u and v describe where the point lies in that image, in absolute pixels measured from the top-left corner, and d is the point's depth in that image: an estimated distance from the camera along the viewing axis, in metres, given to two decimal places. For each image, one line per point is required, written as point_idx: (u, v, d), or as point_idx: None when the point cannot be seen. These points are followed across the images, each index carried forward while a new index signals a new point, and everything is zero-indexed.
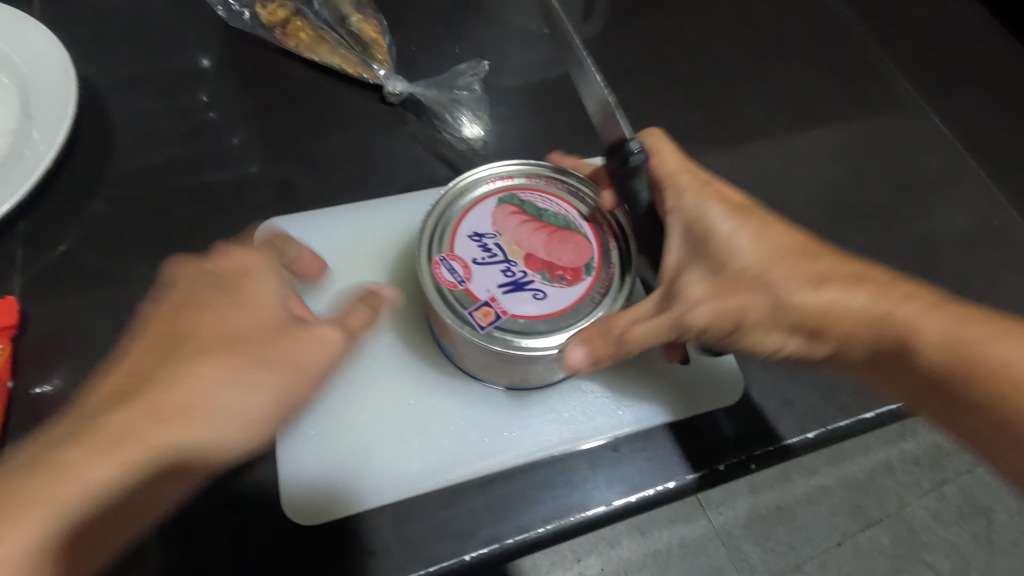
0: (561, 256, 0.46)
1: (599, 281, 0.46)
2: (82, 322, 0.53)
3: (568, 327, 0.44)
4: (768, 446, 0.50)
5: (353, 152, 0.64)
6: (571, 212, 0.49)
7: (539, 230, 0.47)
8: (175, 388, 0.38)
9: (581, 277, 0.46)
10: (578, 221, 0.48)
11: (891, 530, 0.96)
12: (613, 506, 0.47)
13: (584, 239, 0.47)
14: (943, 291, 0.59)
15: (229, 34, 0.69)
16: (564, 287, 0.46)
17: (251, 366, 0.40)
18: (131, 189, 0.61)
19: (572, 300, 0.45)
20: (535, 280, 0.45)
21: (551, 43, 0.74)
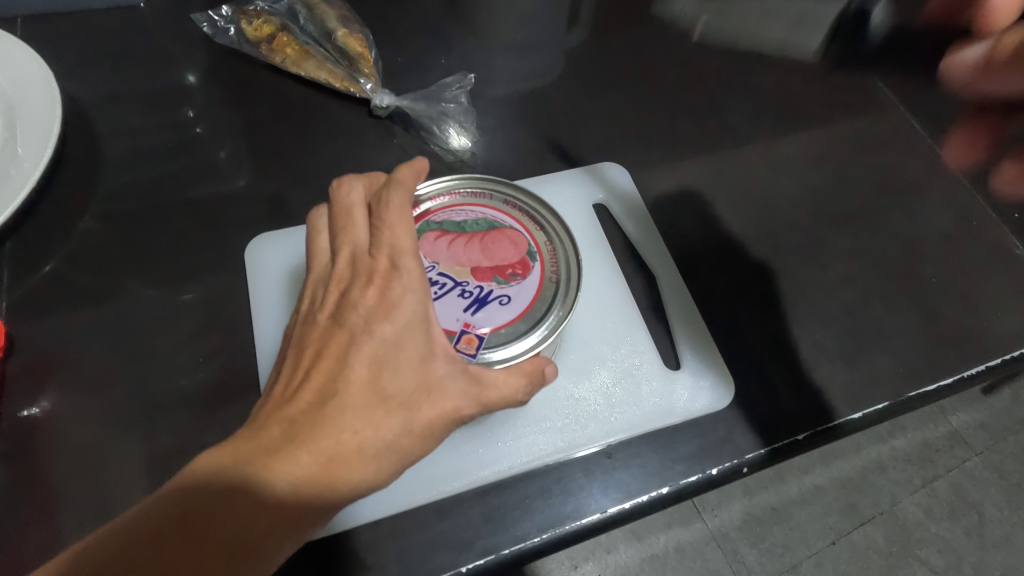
0: (501, 256, 0.44)
1: (547, 261, 0.44)
2: (71, 342, 0.53)
3: (545, 316, 0.42)
4: (761, 451, 0.50)
5: (341, 165, 0.64)
6: (477, 215, 0.45)
7: (467, 243, 0.44)
8: (318, 441, 0.32)
9: (528, 265, 0.44)
10: (491, 218, 0.45)
11: (870, 522, 1.08)
12: (608, 513, 0.47)
13: (511, 230, 0.45)
14: (927, 289, 0.60)
15: (214, 50, 0.70)
16: (522, 281, 0.43)
17: (364, 406, 0.33)
18: (118, 208, 0.60)
19: (536, 289, 0.43)
20: (492, 288, 0.42)
21: (537, 53, 0.75)
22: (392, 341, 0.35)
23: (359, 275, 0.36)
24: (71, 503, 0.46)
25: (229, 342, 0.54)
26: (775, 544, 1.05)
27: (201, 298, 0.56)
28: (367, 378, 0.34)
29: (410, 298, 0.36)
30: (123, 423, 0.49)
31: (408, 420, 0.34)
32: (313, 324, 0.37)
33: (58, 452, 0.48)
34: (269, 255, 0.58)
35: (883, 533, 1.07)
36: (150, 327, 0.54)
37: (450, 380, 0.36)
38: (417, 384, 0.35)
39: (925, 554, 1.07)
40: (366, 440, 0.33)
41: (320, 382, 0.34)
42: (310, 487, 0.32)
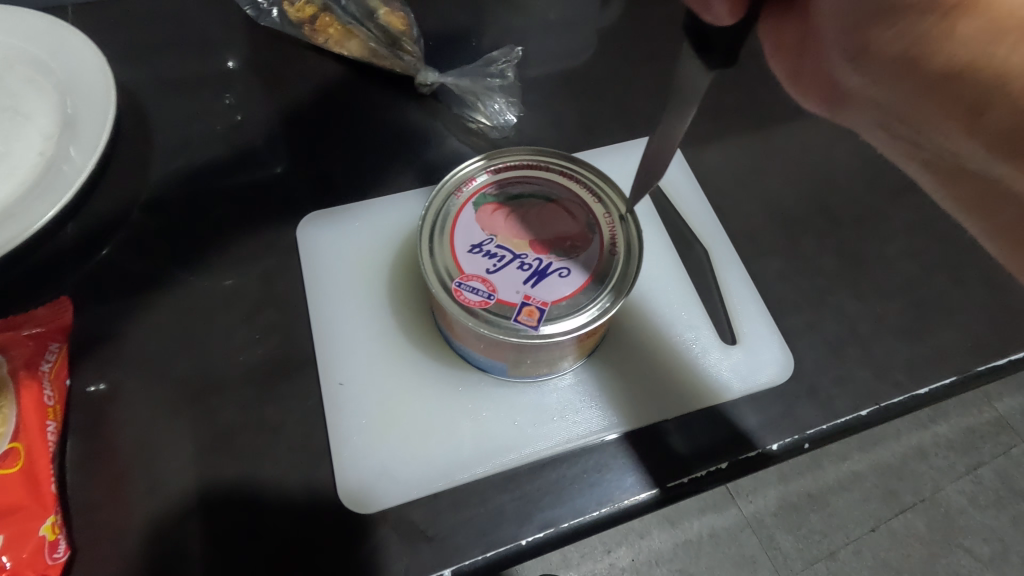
0: (560, 229, 0.43)
1: (607, 233, 0.43)
2: (130, 319, 0.54)
3: (606, 288, 0.41)
4: (823, 428, 0.49)
5: (387, 145, 0.64)
6: (537, 186, 0.45)
7: (527, 216, 0.44)
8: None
9: (588, 238, 0.43)
10: (552, 190, 0.45)
11: (911, 510, 0.97)
12: (668, 487, 0.46)
13: (572, 204, 0.45)
14: (993, 263, 0.58)
15: (257, 33, 0.70)
16: (580, 254, 0.43)
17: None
18: (173, 188, 0.61)
19: (595, 262, 0.42)
20: (551, 261, 0.42)
21: (576, 29, 0.74)
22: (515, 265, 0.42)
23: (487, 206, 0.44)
24: (140, 475, 0.47)
25: (284, 318, 0.54)
26: (812, 530, 0.95)
27: (254, 275, 0.56)
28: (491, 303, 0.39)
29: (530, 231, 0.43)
30: (186, 397, 0.50)
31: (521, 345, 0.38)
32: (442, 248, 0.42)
33: (125, 426, 0.49)
34: (321, 234, 0.59)
35: (925, 521, 0.98)
36: (206, 303, 0.55)
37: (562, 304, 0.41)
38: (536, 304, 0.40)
39: (969, 543, 0.99)
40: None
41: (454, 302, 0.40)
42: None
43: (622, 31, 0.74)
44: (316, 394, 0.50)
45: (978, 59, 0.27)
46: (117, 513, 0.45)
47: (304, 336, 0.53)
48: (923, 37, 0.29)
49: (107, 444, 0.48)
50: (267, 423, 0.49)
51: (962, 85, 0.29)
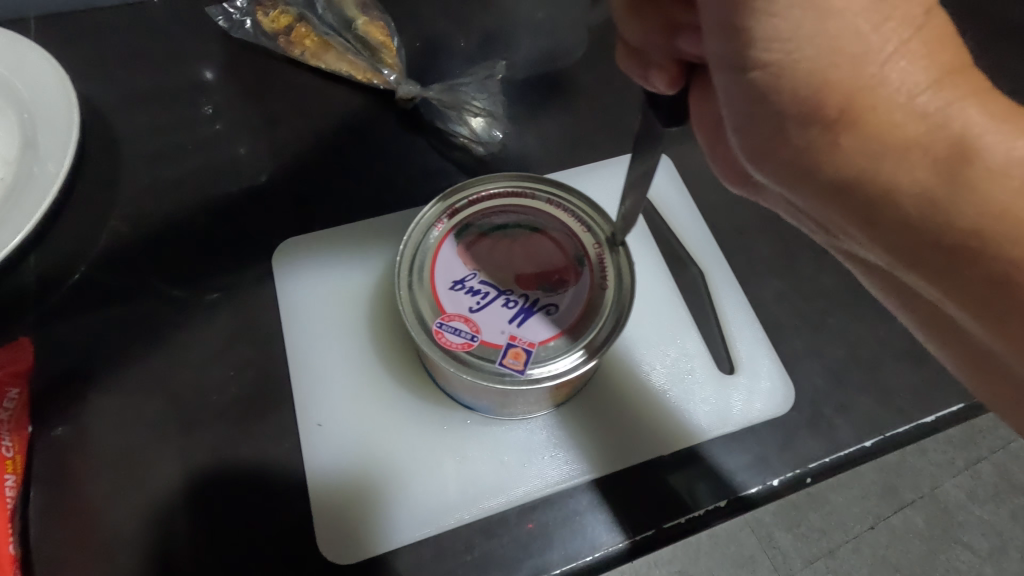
0: (547, 262, 0.41)
1: (597, 266, 0.41)
2: (99, 354, 0.52)
3: (596, 326, 0.39)
4: (825, 461, 0.47)
5: (370, 164, 0.62)
6: (522, 215, 0.43)
7: (512, 248, 0.42)
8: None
9: (577, 272, 0.41)
10: (538, 218, 0.43)
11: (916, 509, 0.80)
12: (663, 528, 0.45)
13: (560, 233, 0.42)
14: None
15: (230, 44, 0.67)
16: (568, 289, 0.41)
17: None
18: (142, 211, 0.59)
19: (584, 298, 0.40)
20: (537, 298, 0.40)
21: (564, 33, 0.71)
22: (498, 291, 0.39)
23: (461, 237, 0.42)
24: (114, 523, 0.45)
25: (263, 353, 0.52)
26: None
27: (230, 306, 0.54)
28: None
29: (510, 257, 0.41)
30: (159, 438, 0.48)
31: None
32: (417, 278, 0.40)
33: (94, 470, 0.47)
34: (301, 261, 0.57)
35: (923, 516, 0.76)
36: (179, 336, 0.53)
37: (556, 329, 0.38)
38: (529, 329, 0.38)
39: (969, 538, 0.80)
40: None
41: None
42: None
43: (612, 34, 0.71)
44: (298, 434, 0.49)
45: (870, 173, 0.27)
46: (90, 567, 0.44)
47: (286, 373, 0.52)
48: (815, 146, 0.28)
49: (75, 491, 0.46)
50: (247, 467, 0.47)
51: (857, 199, 0.29)
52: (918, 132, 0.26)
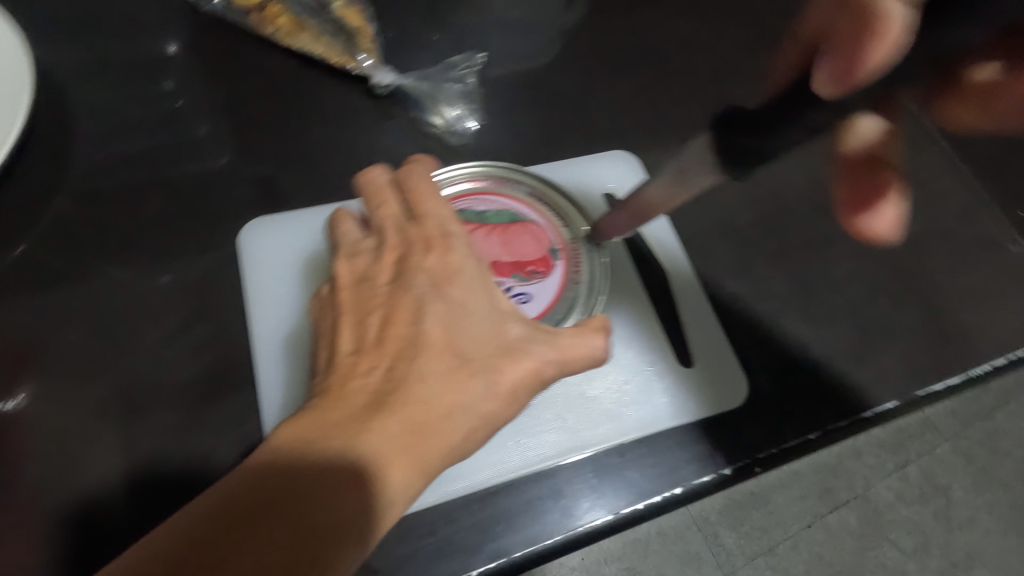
0: (523, 252, 0.44)
1: (568, 259, 0.45)
2: (48, 329, 0.51)
3: (567, 317, 0.42)
4: (773, 450, 0.50)
5: (340, 150, 0.61)
6: (505, 204, 0.46)
7: (490, 234, 0.45)
8: (403, 394, 0.33)
9: (550, 262, 0.44)
10: (518, 210, 0.46)
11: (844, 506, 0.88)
12: (619, 514, 0.46)
13: (536, 226, 0.46)
14: (933, 290, 0.60)
15: (198, 19, 0.66)
16: (542, 280, 0.44)
17: (444, 368, 0.34)
18: (97, 186, 0.58)
19: (556, 289, 0.43)
20: (512, 285, 0.43)
21: (540, 31, 0.72)
22: (458, 305, 0.37)
23: (414, 246, 0.39)
24: (58, 501, 0.45)
25: (219, 336, 0.52)
26: (753, 527, 0.89)
27: (189, 285, 0.54)
28: (442, 342, 0.35)
29: (469, 264, 0.38)
30: (109, 415, 0.48)
31: (489, 382, 0.35)
32: (370, 292, 0.39)
33: (39, 445, 0.47)
34: (262, 243, 0.56)
35: (855, 515, 0.89)
36: (134, 314, 0.52)
37: (527, 340, 0.36)
38: (496, 345, 0.36)
39: (896, 535, 0.92)
40: (448, 401, 0.34)
41: (397, 346, 0.35)
42: (408, 430, 0.32)
43: (586, 36, 0.73)
44: (260, 419, 0.49)
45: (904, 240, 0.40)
46: (31, 545, 0.43)
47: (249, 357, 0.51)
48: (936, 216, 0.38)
49: (17, 465, 0.46)
50: (199, 452, 0.47)
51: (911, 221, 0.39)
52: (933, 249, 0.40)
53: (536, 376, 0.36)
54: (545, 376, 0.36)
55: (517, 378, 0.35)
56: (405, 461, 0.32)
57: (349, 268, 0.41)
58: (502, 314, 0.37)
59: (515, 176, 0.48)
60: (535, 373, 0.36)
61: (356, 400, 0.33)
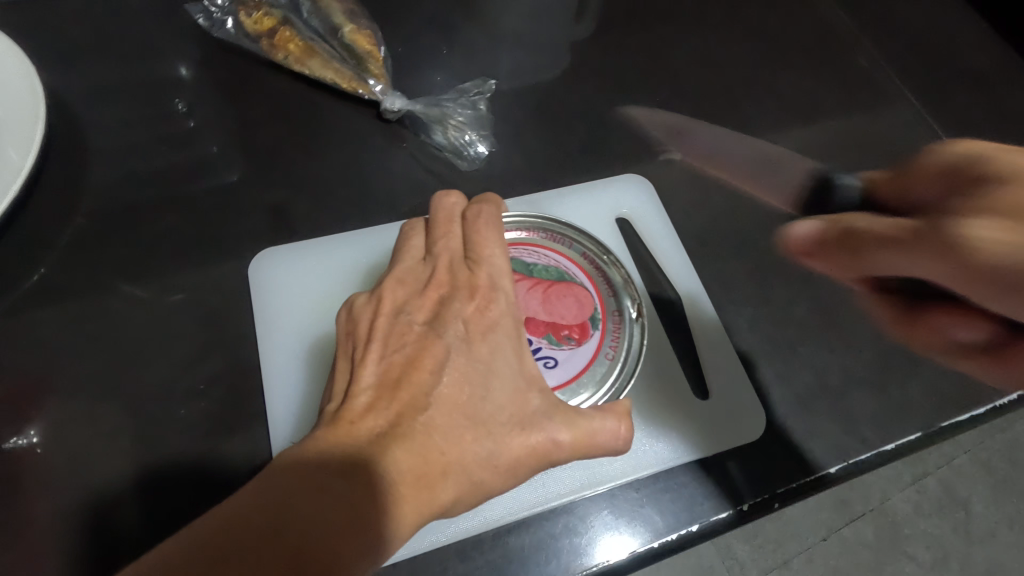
0: (562, 314, 0.45)
1: (608, 332, 0.45)
2: (62, 359, 0.52)
3: (592, 391, 0.43)
4: (793, 486, 0.49)
5: (352, 174, 0.61)
6: (558, 260, 0.48)
7: (533, 290, 0.45)
8: (412, 448, 0.32)
9: (587, 331, 0.45)
10: (569, 268, 0.48)
11: (861, 519, 0.86)
12: (637, 552, 0.46)
13: (583, 290, 0.47)
14: None
15: (210, 44, 0.66)
16: (574, 346, 0.44)
17: (454, 427, 0.34)
18: (108, 215, 0.58)
19: (586, 360, 0.44)
20: (543, 347, 0.44)
21: (550, 50, 0.72)
22: (482, 363, 0.36)
23: (460, 290, 0.38)
24: (72, 536, 0.46)
25: (232, 367, 0.53)
26: (768, 539, 0.85)
27: (201, 315, 0.54)
28: (458, 400, 0.34)
29: (506, 322, 0.37)
30: (123, 447, 0.49)
31: (494, 451, 0.34)
32: (403, 327, 0.37)
33: (52, 478, 0.48)
34: (284, 273, 0.56)
35: (873, 529, 0.86)
36: (148, 344, 0.53)
37: (544, 416, 0.36)
38: (512, 414, 0.35)
39: (913, 549, 0.87)
40: (453, 463, 0.33)
41: (413, 395, 0.34)
42: (410, 491, 0.31)
43: (597, 54, 0.72)
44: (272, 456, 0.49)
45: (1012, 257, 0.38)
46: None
47: (262, 386, 0.52)
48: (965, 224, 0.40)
49: (32, 497, 0.47)
50: (210, 484, 0.48)
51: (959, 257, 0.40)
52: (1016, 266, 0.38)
53: (543, 454, 0.35)
54: (554, 457, 0.36)
55: (524, 455, 0.35)
56: (405, 525, 0.31)
57: (389, 294, 0.39)
58: (527, 381, 0.36)
59: (572, 235, 0.49)
60: (544, 451, 0.35)
61: (362, 443, 0.32)
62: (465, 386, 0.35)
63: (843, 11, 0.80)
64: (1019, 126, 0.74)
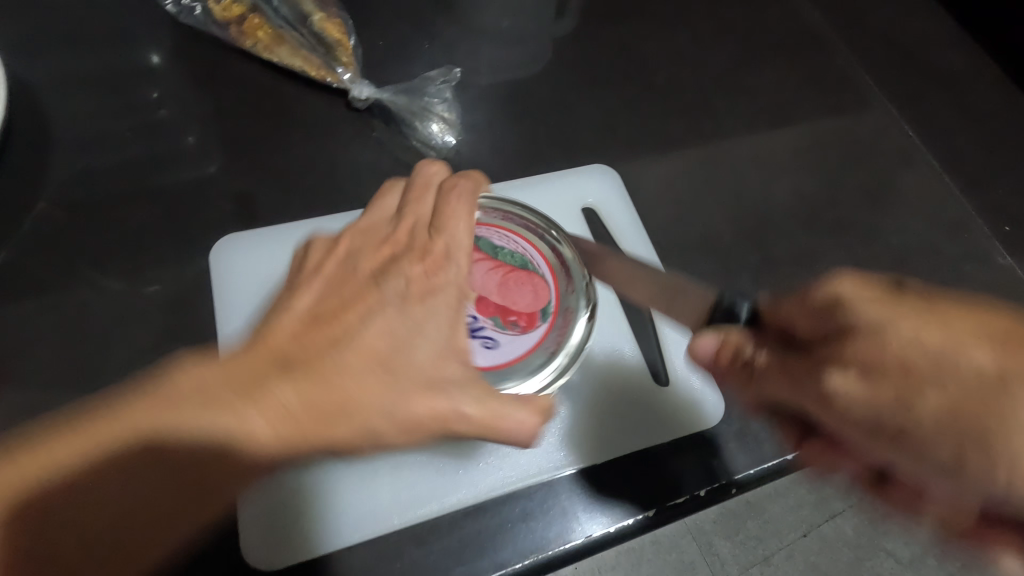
0: (515, 300, 0.45)
1: (557, 323, 0.46)
2: (19, 344, 0.52)
3: (525, 377, 0.43)
4: (749, 473, 0.50)
5: (319, 163, 0.61)
6: (528, 249, 0.48)
7: (493, 271, 0.46)
8: (314, 390, 0.33)
9: (537, 321, 0.45)
10: (537, 259, 0.48)
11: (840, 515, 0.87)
12: (592, 537, 0.46)
13: (542, 281, 0.47)
14: None
15: (180, 30, 0.66)
16: (518, 332, 0.45)
17: (375, 378, 0.34)
18: (70, 200, 0.58)
19: (527, 346, 0.44)
20: (488, 327, 0.44)
21: (524, 42, 0.72)
22: (413, 321, 0.37)
23: (413, 252, 0.40)
24: None
25: (191, 354, 0.52)
26: (749, 536, 0.85)
27: (162, 301, 0.54)
28: (384, 352, 0.35)
29: (450, 290, 0.38)
30: None
31: (414, 406, 0.34)
32: (355, 280, 0.38)
33: None
34: (250, 263, 0.56)
35: (852, 524, 0.87)
36: (108, 329, 0.53)
37: (489, 390, 0.36)
38: (432, 373, 0.36)
39: (890, 545, 0.88)
40: (370, 413, 0.34)
41: (336, 338, 0.35)
42: (308, 426, 0.32)
43: (570, 48, 0.73)
44: None
45: (911, 363, 0.29)
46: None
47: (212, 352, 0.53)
48: (885, 354, 0.30)
49: None
50: None
51: (884, 379, 0.30)
52: (951, 368, 0.29)
53: (491, 423, 0.36)
54: (503, 427, 0.36)
55: (467, 429, 0.35)
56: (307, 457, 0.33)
57: (344, 246, 0.40)
58: (451, 344, 0.37)
59: (547, 225, 0.49)
60: (490, 420, 0.36)
61: (277, 388, 0.33)
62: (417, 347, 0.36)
63: (817, 10, 0.81)
64: (984, 125, 0.75)
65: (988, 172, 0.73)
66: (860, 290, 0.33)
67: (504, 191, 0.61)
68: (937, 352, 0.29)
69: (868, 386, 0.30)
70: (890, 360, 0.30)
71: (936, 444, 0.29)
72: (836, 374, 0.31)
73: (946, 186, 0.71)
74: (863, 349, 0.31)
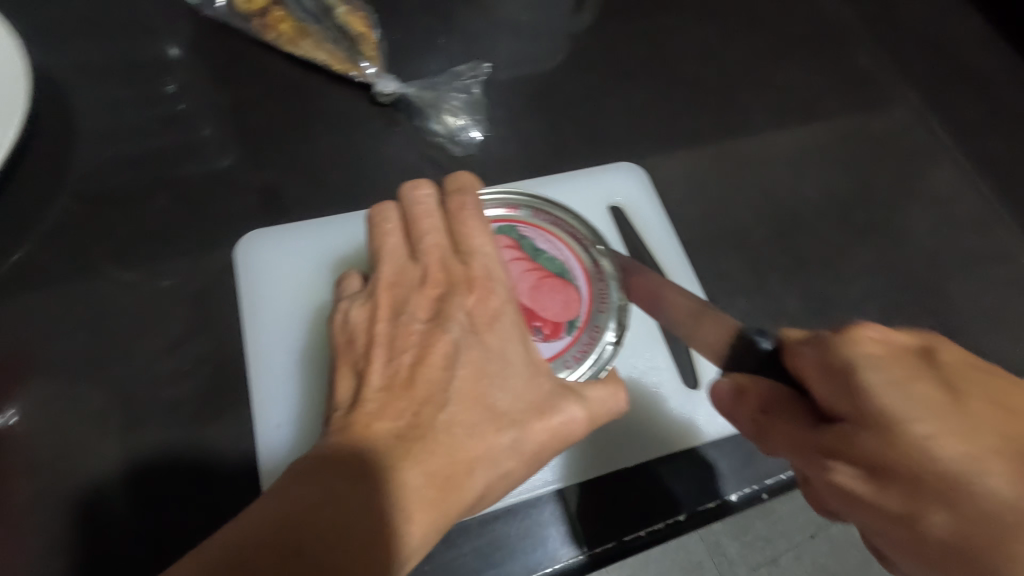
0: (544, 305, 0.45)
1: (581, 339, 0.44)
2: (42, 339, 0.51)
3: None
4: (782, 478, 0.49)
5: (343, 157, 0.60)
6: (570, 256, 0.47)
7: (529, 272, 0.46)
8: (434, 450, 0.30)
9: (561, 331, 0.44)
10: (576, 268, 0.47)
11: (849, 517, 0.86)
12: (624, 541, 0.46)
13: (576, 291, 0.46)
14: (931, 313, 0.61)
15: (201, 22, 0.65)
16: (540, 339, 0.44)
17: (474, 424, 0.32)
18: (92, 193, 0.57)
19: (546, 354, 0.43)
20: None
21: (547, 36, 0.71)
22: (492, 352, 0.34)
23: (457, 285, 0.37)
24: (51, 520, 0.45)
25: (216, 350, 0.52)
26: (756, 536, 0.84)
27: (186, 296, 0.54)
28: (475, 393, 0.33)
29: (510, 312, 0.36)
30: (103, 428, 0.48)
31: (519, 439, 0.33)
32: (406, 327, 0.35)
33: (30, 458, 0.47)
34: (278, 260, 0.56)
35: None
36: (131, 324, 0.52)
37: (560, 396, 0.35)
38: (530, 401, 0.34)
39: None
40: (478, 460, 0.32)
41: (428, 391, 0.33)
42: (435, 492, 0.30)
43: (593, 42, 0.72)
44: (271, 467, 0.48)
45: (923, 468, 0.27)
46: (23, 559, 0.44)
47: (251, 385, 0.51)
48: (879, 455, 0.28)
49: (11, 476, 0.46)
50: (193, 468, 0.47)
51: (894, 478, 0.28)
52: (968, 451, 0.26)
53: (565, 435, 0.34)
54: (572, 435, 0.35)
55: (547, 438, 0.34)
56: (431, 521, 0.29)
57: (385, 297, 0.37)
58: (535, 367, 0.35)
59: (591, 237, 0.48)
60: (564, 430, 0.34)
61: (381, 448, 0.30)
62: (493, 371, 0.34)
63: (844, 7, 0.80)
64: (1014, 124, 0.74)
65: (1018, 172, 0.71)
66: (877, 349, 0.30)
67: (529, 187, 0.60)
68: (948, 470, 0.27)
69: (876, 491, 0.29)
70: (957, 455, 0.26)
71: (990, 475, 0.26)
72: (853, 443, 0.29)
73: (974, 185, 0.70)
74: (858, 440, 0.29)
